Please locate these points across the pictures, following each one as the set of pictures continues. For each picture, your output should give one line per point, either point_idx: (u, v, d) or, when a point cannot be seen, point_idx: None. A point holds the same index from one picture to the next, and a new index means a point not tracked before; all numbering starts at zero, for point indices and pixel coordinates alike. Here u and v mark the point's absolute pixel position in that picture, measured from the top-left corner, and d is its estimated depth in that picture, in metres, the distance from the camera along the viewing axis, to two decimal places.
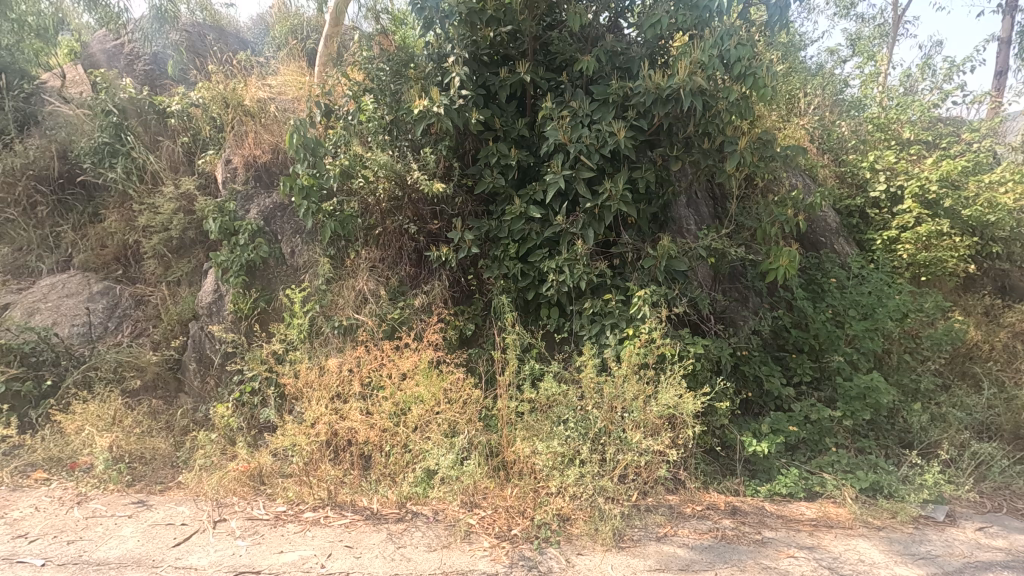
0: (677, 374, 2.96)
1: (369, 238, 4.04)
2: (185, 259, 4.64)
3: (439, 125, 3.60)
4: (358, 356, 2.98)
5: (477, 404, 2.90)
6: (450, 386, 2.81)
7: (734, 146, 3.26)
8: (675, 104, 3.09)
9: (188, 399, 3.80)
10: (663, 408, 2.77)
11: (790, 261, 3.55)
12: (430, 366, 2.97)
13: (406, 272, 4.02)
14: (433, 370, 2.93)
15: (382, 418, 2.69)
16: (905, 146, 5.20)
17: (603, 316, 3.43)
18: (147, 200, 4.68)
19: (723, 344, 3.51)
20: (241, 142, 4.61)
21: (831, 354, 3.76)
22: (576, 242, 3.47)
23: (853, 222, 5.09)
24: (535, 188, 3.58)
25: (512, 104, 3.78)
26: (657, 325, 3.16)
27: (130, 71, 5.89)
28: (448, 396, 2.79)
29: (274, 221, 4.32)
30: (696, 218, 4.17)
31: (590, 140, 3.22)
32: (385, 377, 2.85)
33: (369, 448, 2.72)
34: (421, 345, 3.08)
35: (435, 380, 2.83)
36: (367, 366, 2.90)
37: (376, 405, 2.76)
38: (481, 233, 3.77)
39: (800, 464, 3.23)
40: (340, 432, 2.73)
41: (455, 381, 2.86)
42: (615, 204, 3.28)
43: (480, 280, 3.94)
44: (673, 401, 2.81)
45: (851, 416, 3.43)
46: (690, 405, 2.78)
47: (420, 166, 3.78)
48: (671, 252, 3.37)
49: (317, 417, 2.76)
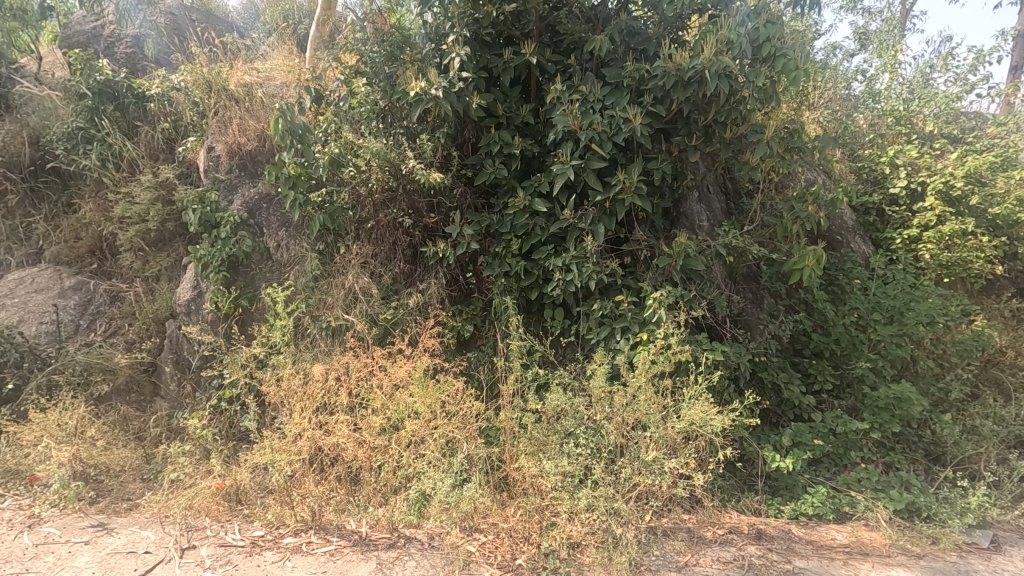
0: (697, 385, 2.69)
1: (361, 232, 3.76)
2: (164, 253, 4.34)
3: (437, 110, 3.32)
4: (346, 362, 2.70)
5: (478, 418, 2.61)
6: (448, 397, 2.53)
7: (760, 136, 3.00)
8: (697, 87, 2.82)
9: (163, 404, 3.53)
10: (685, 424, 2.52)
11: (817, 261, 3.28)
12: (427, 374, 2.68)
13: (400, 268, 3.73)
14: (430, 379, 2.65)
15: (372, 434, 2.42)
16: (924, 142, 4.95)
17: (614, 318, 3.17)
18: (123, 189, 4.38)
19: (742, 350, 3.26)
20: (224, 129, 4.32)
21: (854, 361, 3.53)
22: (585, 238, 3.20)
23: (870, 220, 4.85)
24: (540, 180, 3.32)
25: (516, 88, 3.49)
26: (675, 329, 2.90)
27: (111, 54, 5.30)
28: (447, 407, 2.52)
29: (259, 212, 4.02)
30: (710, 214, 3.90)
31: (603, 126, 2.94)
32: (375, 387, 2.56)
33: (358, 465, 2.44)
34: (416, 351, 2.80)
35: (432, 390, 2.53)
36: (356, 374, 2.61)
37: (366, 418, 2.48)
38: (482, 228, 3.51)
39: (826, 481, 2.99)
40: (326, 448, 2.45)
41: (454, 392, 2.58)
42: (630, 197, 3.02)
43: (480, 278, 3.68)
44: (696, 416, 2.55)
45: (879, 428, 3.19)
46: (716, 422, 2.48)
47: (417, 154, 3.50)
48: (689, 250, 3.10)
49: (300, 432, 2.49)
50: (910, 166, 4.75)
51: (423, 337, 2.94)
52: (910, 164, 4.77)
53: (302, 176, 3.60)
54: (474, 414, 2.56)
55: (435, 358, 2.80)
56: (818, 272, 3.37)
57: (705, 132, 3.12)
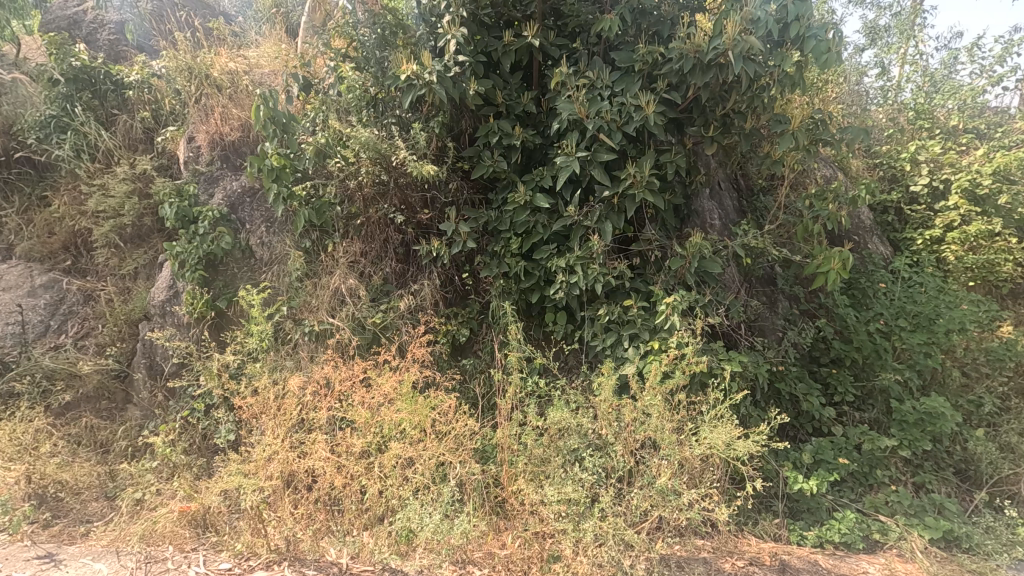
0: (721, 406, 2.44)
1: (350, 229, 3.51)
2: (141, 250, 4.08)
3: (431, 97, 3.06)
4: (327, 374, 2.45)
5: (472, 436, 2.35)
6: (441, 415, 2.28)
7: (785, 127, 2.73)
8: (717, 71, 2.55)
9: (134, 412, 3.28)
10: (707, 450, 2.27)
11: (843, 264, 3.00)
12: (415, 388, 2.42)
13: (392, 268, 3.48)
14: (419, 393, 2.40)
15: (353, 459, 2.16)
16: (947, 137, 4.67)
17: (621, 324, 2.93)
18: (97, 180, 4.11)
19: (759, 360, 3.01)
20: (206, 119, 4.06)
21: (879, 371, 3.29)
22: (591, 237, 2.95)
23: (888, 219, 4.61)
24: (542, 174, 3.07)
25: (517, 74, 3.22)
26: (691, 338, 2.65)
27: (93, 42, 5.00)
28: (439, 427, 2.27)
29: (241, 207, 3.73)
30: (721, 212, 3.62)
31: (612, 115, 2.69)
32: (357, 401, 2.29)
33: (337, 492, 2.16)
34: (405, 362, 2.55)
35: (421, 407, 2.29)
36: (337, 387, 2.35)
37: (347, 440, 2.21)
38: (479, 225, 3.27)
39: (851, 504, 2.75)
40: (301, 472, 2.19)
41: (447, 409, 2.33)
42: (640, 193, 2.77)
43: (476, 279, 3.43)
44: (715, 436, 2.30)
45: (909, 446, 2.94)
46: (742, 449, 2.24)
47: (409, 146, 3.24)
48: (705, 251, 2.84)
49: (273, 453, 2.22)
50: (932, 163, 4.49)
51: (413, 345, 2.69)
52: (932, 161, 4.50)
53: (286, 168, 3.37)
54: (469, 433, 2.31)
55: (426, 370, 2.55)
56: (843, 275, 3.09)
57: (723, 123, 2.87)
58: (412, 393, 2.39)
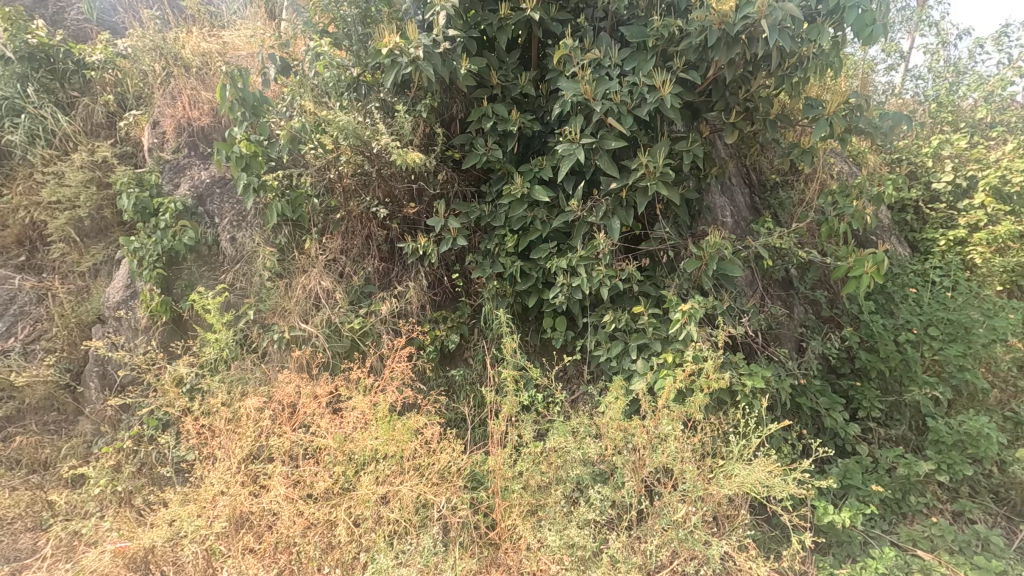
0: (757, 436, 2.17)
1: (328, 224, 3.19)
2: (100, 245, 3.73)
3: (417, 76, 2.72)
4: (291, 392, 2.14)
5: (459, 469, 2.04)
6: (422, 444, 1.97)
7: (819, 112, 2.40)
8: (744, 46, 2.23)
9: (84, 426, 2.94)
10: (740, 488, 1.99)
11: (878, 267, 2.66)
12: (392, 411, 2.11)
13: (374, 266, 3.15)
14: (398, 417, 2.10)
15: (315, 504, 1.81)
16: (972, 132, 4.37)
17: (629, 333, 2.65)
18: (51, 167, 3.73)
19: (780, 373, 2.71)
20: (173, 102, 3.71)
21: (909, 385, 2.99)
22: (596, 235, 2.65)
23: (906, 218, 4.32)
24: (541, 164, 2.77)
25: (514, 53, 2.90)
26: (710, 350, 2.36)
27: (59, 22, 4.43)
28: (420, 458, 1.95)
29: (210, 198, 3.37)
30: (733, 208, 3.46)
31: (623, 97, 2.37)
32: (323, 427, 1.97)
33: (299, 544, 1.78)
34: (383, 379, 2.24)
35: (398, 434, 1.98)
36: (302, 409, 2.04)
37: (311, 475, 1.89)
38: (471, 220, 2.96)
39: (884, 536, 2.48)
40: (255, 514, 1.84)
41: (430, 436, 2.02)
42: (653, 185, 2.44)
43: (468, 280, 3.13)
44: (741, 467, 2.01)
45: (947, 470, 2.64)
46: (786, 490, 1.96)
47: (394, 132, 2.92)
48: (724, 252, 2.52)
49: (223, 489, 1.88)
50: (957, 158, 4.20)
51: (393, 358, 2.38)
52: (956, 156, 4.21)
53: (257, 155, 3.01)
54: (456, 464, 1.99)
55: (407, 389, 2.24)
56: (875, 279, 2.77)
57: (745, 108, 2.57)
58: (390, 416, 2.07)
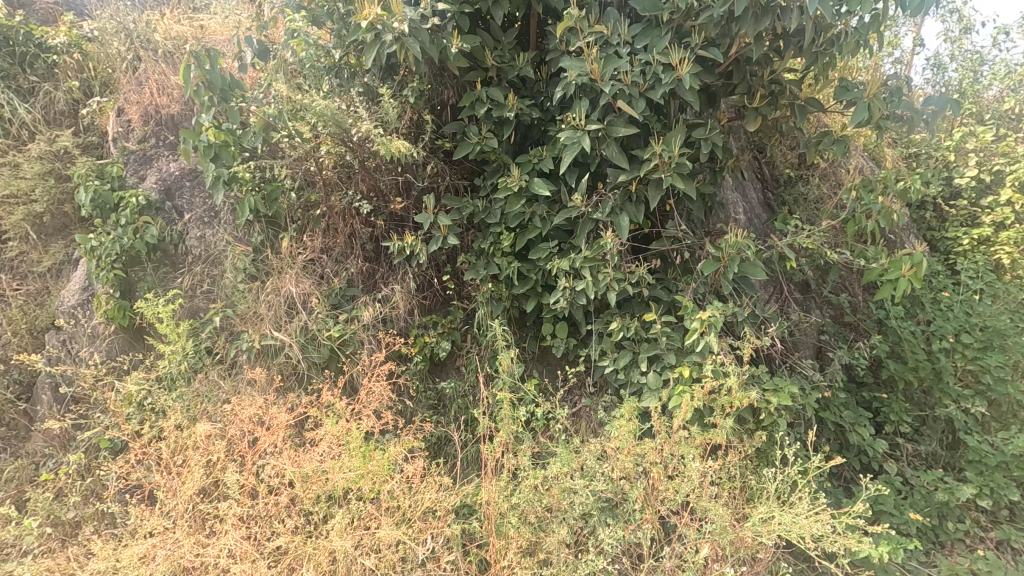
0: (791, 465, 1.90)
1: (306, 221, 2.91)
2: (59, 242, 3.40)
3: (404, 55, 2.44)
4: (252, 418, 1.86)
5: (446, 508, 1.77)
6: (404, 482, 1.71)
7: (857, 94, 2.14)
8: (774, 18, 1.96)
9: (34, 445, 2.64)
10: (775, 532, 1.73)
11: (915, 269, 2.38)
12: (368, 440, 1.86)
13: (358, 267, 2.86)
14: (375, 447, 1.85)
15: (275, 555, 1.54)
16: (997, 125, 4.11)
17: (637, 342, 2.41)
18: (5, 158, 3.40)
19: (805, 385, 2.45)
20: (140, 87, 3.40)
21: (941, 397, 2.74)
22: (602, 234, 2.38)
23: (925, 215, 4.06)
24: (541, 155, 2.51)
25: (511, 31, 2.62)
26: (732, 364, 2.10)
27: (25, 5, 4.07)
28: (401, 499, 1.69)
29: (178, 193, 3.09)
30: (746, 205, 3.26)
31: (635, 76, 2.08)
32: (287, 460, 1.70)
33: None
34: (358, 402, 1.98)
35: (374, 468, 1.73)
36: (264, 438, 1.77)
37: (272, 519, 1.63)
38: (463, 217, 2.71)
39: (923, 569, 2.23)
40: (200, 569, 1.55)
41: (413, 471, 1.76)
42: (667, 177, 2.16)
43: (460, 283, 2.88)
44: (780, 512, 1.75)
45: (989, 495, 2.40)
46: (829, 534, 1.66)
47: (378, 119, 2.65)
48: (746, 252, 2.25)
49: (164, 539, 1.58)
50: (981, 152, 3.94)
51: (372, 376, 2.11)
52: (981, 150, 3.95)
53: (227, 144, 2.80)
54: (443, 504, 1.74)
55: (387, 414, 1.98)
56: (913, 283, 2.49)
57: (770, 92, 2.30)
58: (366, 446, 1.83)
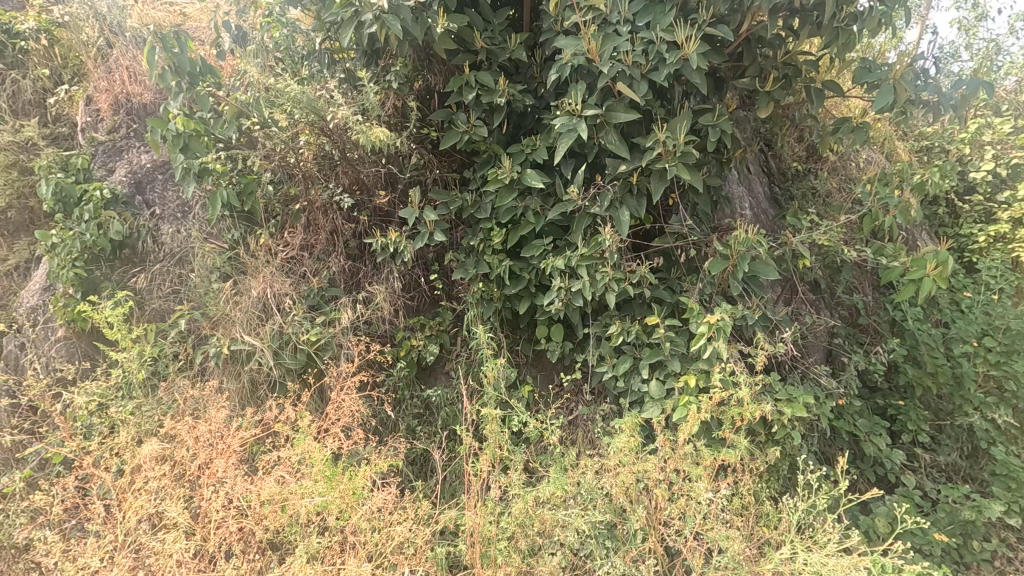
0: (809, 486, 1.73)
1: (285, 216, 2.71)
2: (22, 240, 3.15)
3: (385, 36, 2.25)
4: (209, 437, 1.67)
5: (421, 539, 1.61)
6: (371, 513, 1.56)
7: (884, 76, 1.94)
8: None
9: None
10: (794, 569, 1.57)
11: (941, 269, 2.14)
12: (337, 465, 1.70)
13: (339, 266, 2.66)
14: (344, 472, 1.69)
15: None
16: (1013, 116, 3.92)
17: (638, 347, 2.23)
18: None
19: (818, 393, 2.28)
20: (111, 75, 3.20)
21: (963, 406, 2.57)
22: (600, 230, 2.19)
23: (938, 211, 3.88)
24: (533, 144, 2.33)
25: (502, 12, 2.43)
26: (743, 373, 1.92)
27: None
28: (367, 531, 1.54)
29: (149, 186, 2.90)
30: (752, 200, 3.09)
31: (636, 56, 1.89)
32: (246, 488, 1.53)
33: None
34: (328, 421, 1.82)
35: (343, 497, 1.58)
36: (220, 460, 1.59)
37: (227, 554, 1.46)
38: (451, 211, 2.52)
39: None
40: None
41: (382, 501, 1.61)
42: (672, 168, 1.97)
43: (449, 282, 2.71)
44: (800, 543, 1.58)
45: (1019, 512, 2.23)
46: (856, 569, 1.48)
47: (359, 106, 2.46)
48: (757, 249, 2.06)
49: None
50: (998, 145, 3.75)
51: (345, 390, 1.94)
52: (997, 143, 3.77)
53: (199, 134, 2.58)
54: (416, 537, 1.59)
55: (358, 433, 1.83)
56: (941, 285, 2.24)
57: (783, 75, 2.12)
58: (333, 471, 1.67)
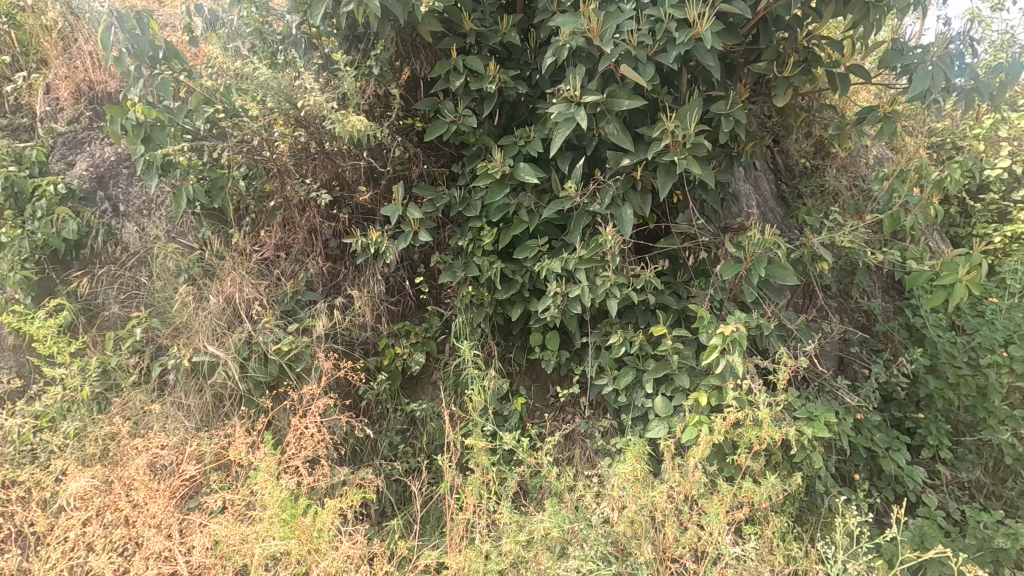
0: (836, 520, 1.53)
1: (260, 214, 2.48)
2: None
3: (364, 15, 2.04)
4: (152, 478, 1.50)
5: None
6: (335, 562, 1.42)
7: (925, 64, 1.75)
8: None
9: None
10: None
11: (976, 273, 1.93)
12: (298, 501, 1.56)
13: (317, 268, 2.44)
14: (305, 509, 1.55)
15: None
16: None
17: (641, 358, 2.03)
18: None
19: (837, 408, 2.08)
20: (71, 61, 2.95)
21: (988, 420, 2.37)
22: (601, 230, 1.99)
23: (950, 211, 3.70)
24: (528, 136, 2.12)
25: None
26: (760, 390, 1.73)
27: None
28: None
29: (113, 180, 2.68)
30: (760, 197, 2.90)
31: (642, 35, 1.69)
32: (194, 541, 1.40)
33: None
34: (289, 452, 1.67)
35: (304, 542, 1.44)
36: (162, 509, 1.43)
37: None
38: (438, 209, 2.31)
39: None
40: None
41: (344, 548, 1.50)
42: (682, 161, 1.77)
43: (435, 285, 2.51)
44: None
45: None
46: None
47: (337, 94, 2.25)
48: (773, 251, 1.86)
49: None
50: (1014, 142, 3.57)
51: (311, 414, 1.78)
52: (1013, 139, 3.59)
53: (162, 124, 2.31)
54: None
55: (323, 469, 1.72)
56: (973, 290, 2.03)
57: (802, 59, 1.92)
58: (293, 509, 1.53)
